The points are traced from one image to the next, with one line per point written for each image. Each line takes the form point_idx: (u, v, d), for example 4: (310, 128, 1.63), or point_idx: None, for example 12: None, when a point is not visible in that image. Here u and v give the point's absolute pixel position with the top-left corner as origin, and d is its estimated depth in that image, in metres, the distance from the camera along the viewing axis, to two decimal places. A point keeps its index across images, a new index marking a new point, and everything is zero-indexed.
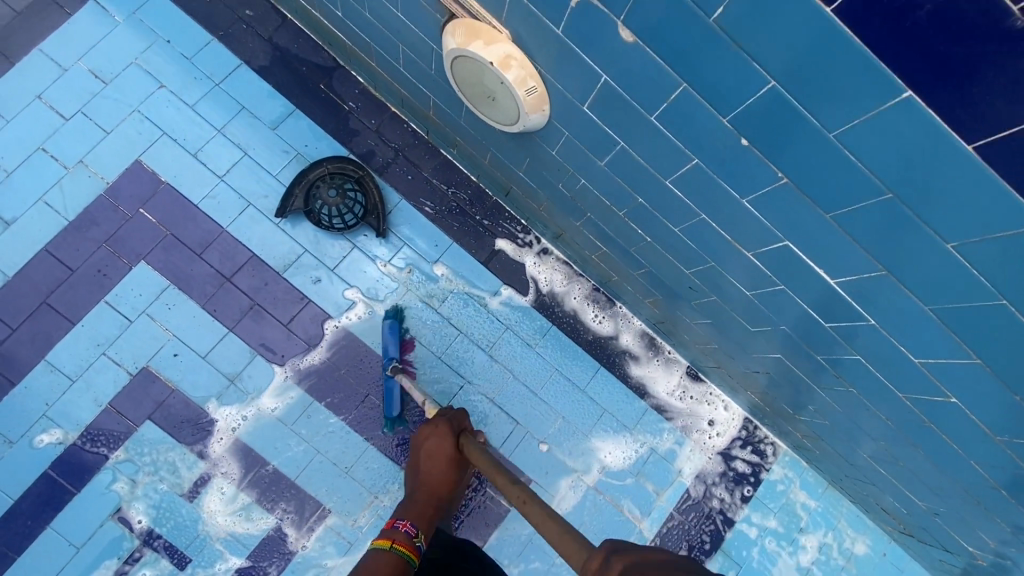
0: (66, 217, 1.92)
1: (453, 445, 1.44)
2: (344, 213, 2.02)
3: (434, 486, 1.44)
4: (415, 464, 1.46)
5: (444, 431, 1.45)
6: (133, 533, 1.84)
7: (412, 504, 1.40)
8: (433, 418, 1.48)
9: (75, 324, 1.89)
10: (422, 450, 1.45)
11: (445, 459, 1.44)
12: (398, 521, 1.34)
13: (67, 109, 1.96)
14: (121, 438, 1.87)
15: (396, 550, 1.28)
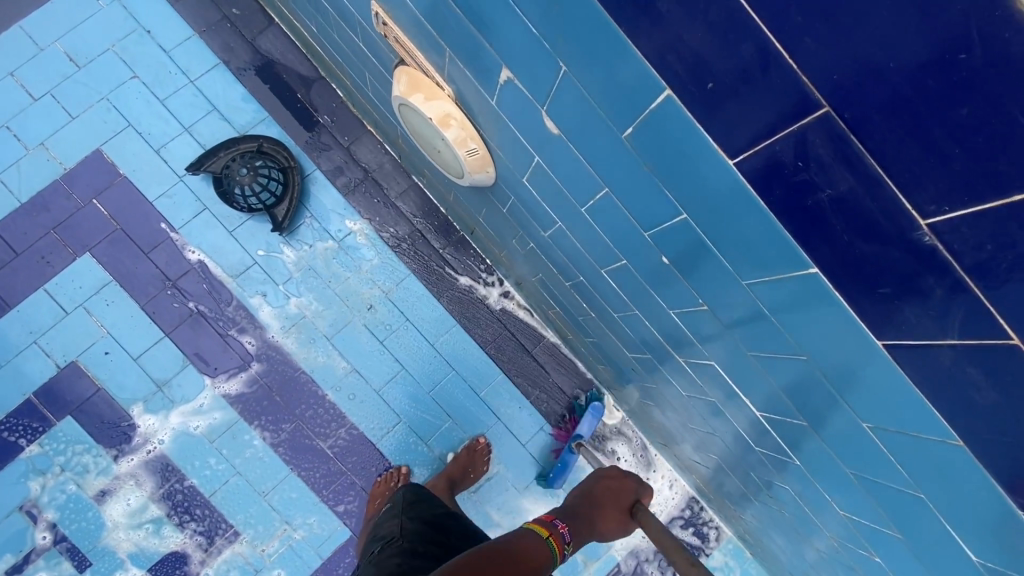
0: (18, 198, 1.88)
1: (632, 498, 1.33)
2: (241, 191, 1.91)
3: (596, 517, 1.29)
4: (580, 496, 1.35)
5: (632, 486, 1.35)
6: (37, 528, 1.80)
7: (568, 517, 1.26)
8: (620, 472, 1.38)
9: (10, 309, 1.85)
10: (599, 488, 1.35)
11: (619, 508, 1.31)
12: (558, 521, 1.21)
13: (36, 89, 1.92)
14: (39, 430, 1.83)
15: (546, 540, 1.14)
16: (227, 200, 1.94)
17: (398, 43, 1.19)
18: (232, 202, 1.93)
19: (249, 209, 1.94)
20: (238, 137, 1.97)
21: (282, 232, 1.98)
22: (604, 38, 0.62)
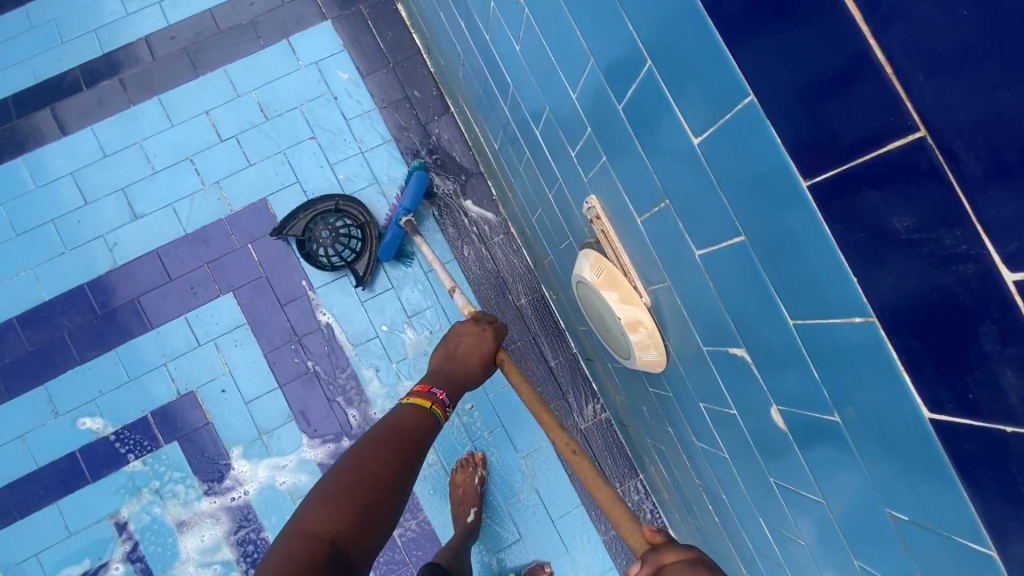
0: (184, 228, 2.01)
1: (491, 350, 1.32)
2: (325, 249, 1.97)
3: (466, 374, 1.29)
4: (442, 355, 1.32)
5: (489, 334, 1.33)
6: (122, 539, 1.91)
7: (441, 375, 1.27)
8: (483, 321, 1.35)
9: (152, 329, 1.98)
10: (460, 340, 1.33)
11: (480, 359, 1.31)
12: (436, 389, 1.23)
13: (225, 131, 2.06)
14: (147, 447, 1.95)
15: (430, 413, 1.18)
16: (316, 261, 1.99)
17: (605, 236, 1.18)
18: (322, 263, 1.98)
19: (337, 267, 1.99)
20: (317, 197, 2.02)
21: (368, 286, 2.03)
22: (929, 472, 0.60)
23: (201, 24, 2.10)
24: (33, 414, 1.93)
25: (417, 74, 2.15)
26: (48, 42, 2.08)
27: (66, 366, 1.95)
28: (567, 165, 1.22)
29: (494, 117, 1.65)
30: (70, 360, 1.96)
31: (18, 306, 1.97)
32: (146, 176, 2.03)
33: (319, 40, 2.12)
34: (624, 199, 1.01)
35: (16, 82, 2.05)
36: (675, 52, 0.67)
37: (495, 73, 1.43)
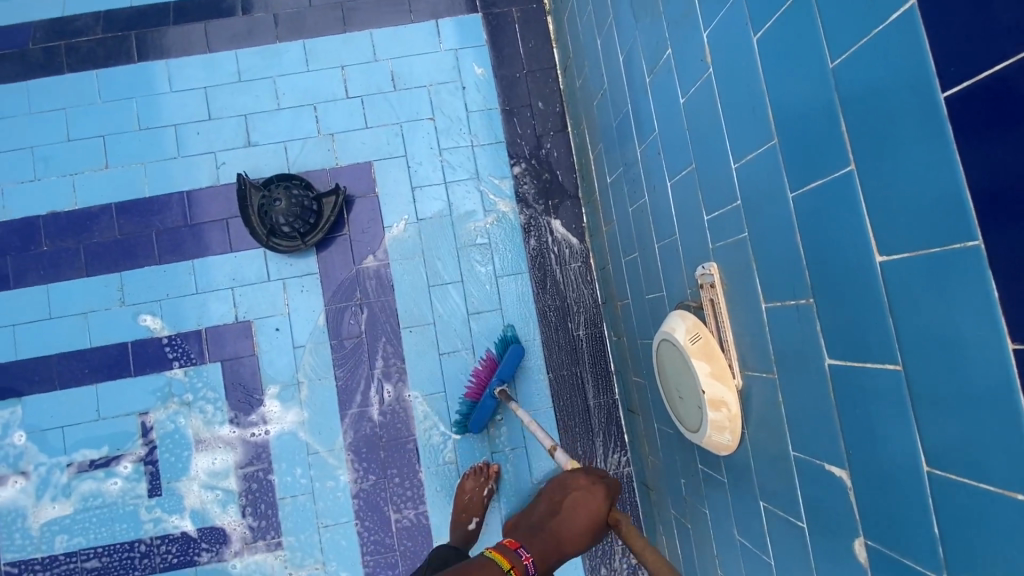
0: (288, 166, 2.09)
1: (604, 510, 1.20)
2: (279, 219, 1.92)
3: (559, 525, 1.18)
4: (547, 509, 1.21)
5: (599, 498, 1.22)
6: (143, 438, 1.98)
7: (545, 537, 1.16)
8: (590, 479, 1.24)
9: (230, 252, 2.05)
10: (569, 496, 1.22)
11: (589, 520, 1.20)
12: (521, 549, 1.10)
13: (353, 89, 2.13)
14: (192, 360, 2.01)
15: (506, 575, 1.04)
16: (282, 235, 1.98)
17: (711, 305, 1.15)
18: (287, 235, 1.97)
19: (294, 239, 1.99)
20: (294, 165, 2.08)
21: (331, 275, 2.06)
22: None
23: None
24: (101, 297, 2.01)
25: (545, 88, 2.19)
26: None
27: (144, 261, 2.04)
28: (693, 225, 1.21)
29: (619, 154, 1.66)
30: (150, 257, 2.04)
31: (120, 193, 2.06)
32: (270, 108, 2.11)
33: (465, 30, 2.19)
34: (753, 281, 0.99)
35: None
36: (896, 167, 0.66)
37: (640, 115, 1.44)
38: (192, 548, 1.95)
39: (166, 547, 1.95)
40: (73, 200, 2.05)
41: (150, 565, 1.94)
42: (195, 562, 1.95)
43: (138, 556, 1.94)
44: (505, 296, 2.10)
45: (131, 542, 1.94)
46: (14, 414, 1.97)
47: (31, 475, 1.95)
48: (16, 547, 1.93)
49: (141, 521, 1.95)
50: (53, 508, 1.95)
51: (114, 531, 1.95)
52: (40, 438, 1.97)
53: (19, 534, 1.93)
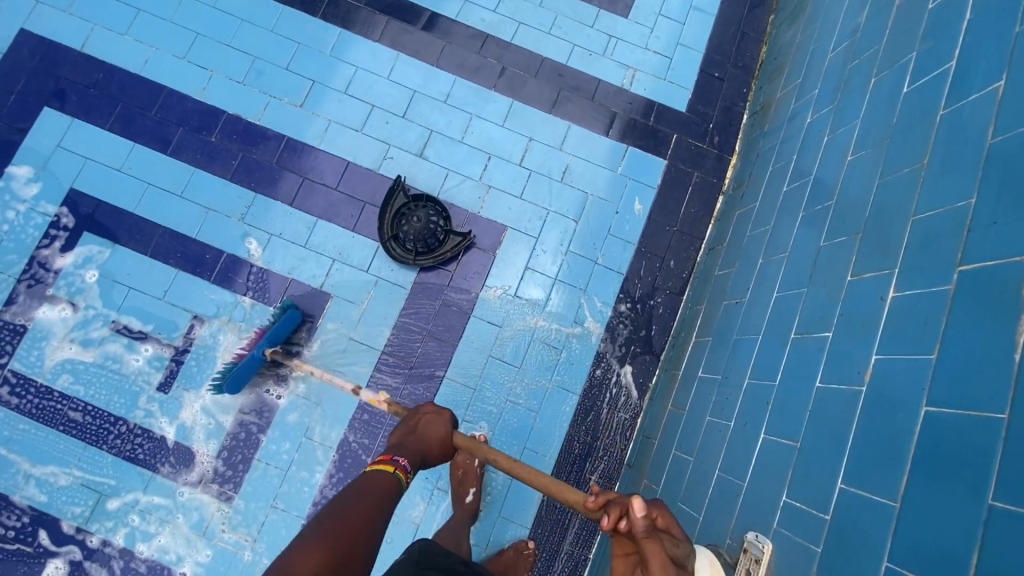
0: (439, 191, 2.24)
1: (446, 431, 1.33)
2: (408, 235, 2.12)
3: (404, 441, 1.27)
4: (402, 433, 1.32)
5: (445, 418, 1.34)
6: (183, 337, 2.08)
7: (405, 447, 1.26)
8: (419, 410, 1.35)
9: (350, 231, 2.19)
10: (418, 418, 1.33)
11: (438, 434, 1.32)
12: (397, 456, 1.20)
13: (528, 161, 2.30)
14: (263, 298, 2.12)
15: (393, 476, 1.14)
16: (404, 249, 2.15)
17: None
18: (409, 252, 2.14)
19: (412, 255, 2.14)
20: (441, 191, 2.23)
21: (417, 300, 2.17)
22: None
23: (584, 85, 2.41)
24: (229, 203, 2.17)
25: (685, 251, 2.29)
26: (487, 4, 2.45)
27: (279, 196, 2.19)
28: (767, 491, 1.25)
29: (723, 363, 1.72)
30: (286, 196, 2.19)
31: (296, 131, 2.24)
32: (454, 137, 2.28)
33: (644, 168, 2.35)
34: None
35: (444, 7, 2.42)
36: None
37: (764, 354, 1.51)
38: (159, 454, 2.01)
39: (141, 440, 2.01)
40: (257, 115, 2.24)
41: (118, 447, 2.00)
42: (153, 468, 2.00)
43: (115, 432, 2.01)
44: (546, 404, 2.14)
45: (118, 417, 2.02)
46: (99, 255, 2.10)
47: (78, 310, 2.06)
48: (26, 363, 2.02)
49: (137, 405, 2.03)
50: (77, 348, 2.05)
51: (111, 398, 2.03)
52: (105, 286, 2.08)
53: (35, 353, 2.03)
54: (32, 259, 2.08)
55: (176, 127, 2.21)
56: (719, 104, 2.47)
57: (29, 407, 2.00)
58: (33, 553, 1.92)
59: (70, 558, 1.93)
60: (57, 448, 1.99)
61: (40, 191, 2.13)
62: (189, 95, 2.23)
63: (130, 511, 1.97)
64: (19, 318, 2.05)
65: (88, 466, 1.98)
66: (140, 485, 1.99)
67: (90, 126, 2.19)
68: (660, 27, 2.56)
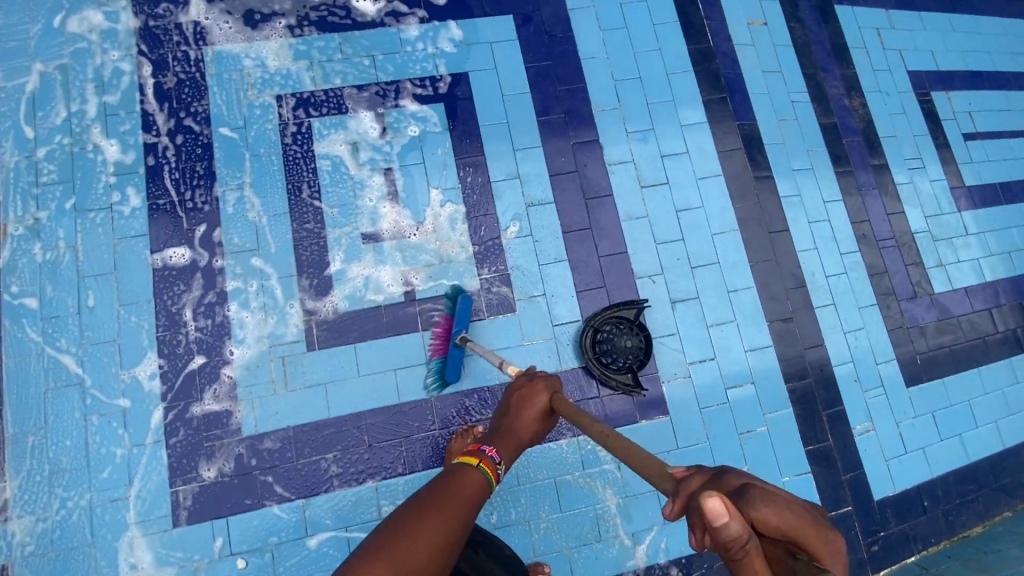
0: (658, 337, 2.29)
1: (546, 401, 1.40)
2: (607, 339, 2.21)
3: (513, 427, 1.36)
4: (504, 414, 1.39)
5: (542, 386, 1.42)
6: (411, 225, 2.28)
7: (500, 440, 1.29)
8: (525, 379, 1.45)
9: (576, 291, 2.31)
10: (515, 392, 1.42)
11: (540, 410, 1.40)
12: (485, 448, 1.22)
13: (732, 393, 2.29)
14: (480, 262, 2.28)
15: (480, 472, 1.14)
16: (592, 340, 2.21)
17: None
18: (593, 346, 2.21)
19: (592, 351, 2.20)
20: (658, 338, 2.29)
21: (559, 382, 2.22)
22: None
23: (826, 394, 2.38)
24: (534, 189, 2.38)
25: None
26: (827, 268, 2.52)
27: (563, 219, 2.37)
28: None
29: None
30: (569, 225, 2.36)
31: (621, 197, 2.41)
32: (707, 319, 2.33)
33: (802, 498, 2.25)
34: None
35: (799, 236, 2.51)
36: None
37: None
38: (312, 269, 2.18)
39: (315, 248, 2.20)
40: (612, 162, 2.44)
41: (299, 235, 2.20)
42: (299, 272, 2.17)
43: (309, 225, 2.22)
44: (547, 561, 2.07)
45: (321, 221, 2.23)
46: (432, 124, 2.37)
47: (382, 137, 2.33)
48: (320, 129, 2.30)
49: (339, 226, 2.23)
50: (353, 156, 2.30)
51: (332, 204, 2.24)
52: (412, 145, 2.34)
53: (332, 129, 2.31)
54: (398, 82, 2.38)
55: (562, 112, 2.46)
56: (901, 525, 2.34)
57: (290, 152, 2.26)
58: (185, 229, 2.15)
59: (196, 259, 2.13)
60: (272, 193, 2.22)
61: (449, 52, 2.44)
62: (592, 104, 2.48)
63: (256, 278, 2.15)
64: (350, 101, 2.34)
65: (272, 223, 2.20)
66: (280, 271, 2.16)
67: (521, 53, 2.48)
68: (921, 421, 2.49)
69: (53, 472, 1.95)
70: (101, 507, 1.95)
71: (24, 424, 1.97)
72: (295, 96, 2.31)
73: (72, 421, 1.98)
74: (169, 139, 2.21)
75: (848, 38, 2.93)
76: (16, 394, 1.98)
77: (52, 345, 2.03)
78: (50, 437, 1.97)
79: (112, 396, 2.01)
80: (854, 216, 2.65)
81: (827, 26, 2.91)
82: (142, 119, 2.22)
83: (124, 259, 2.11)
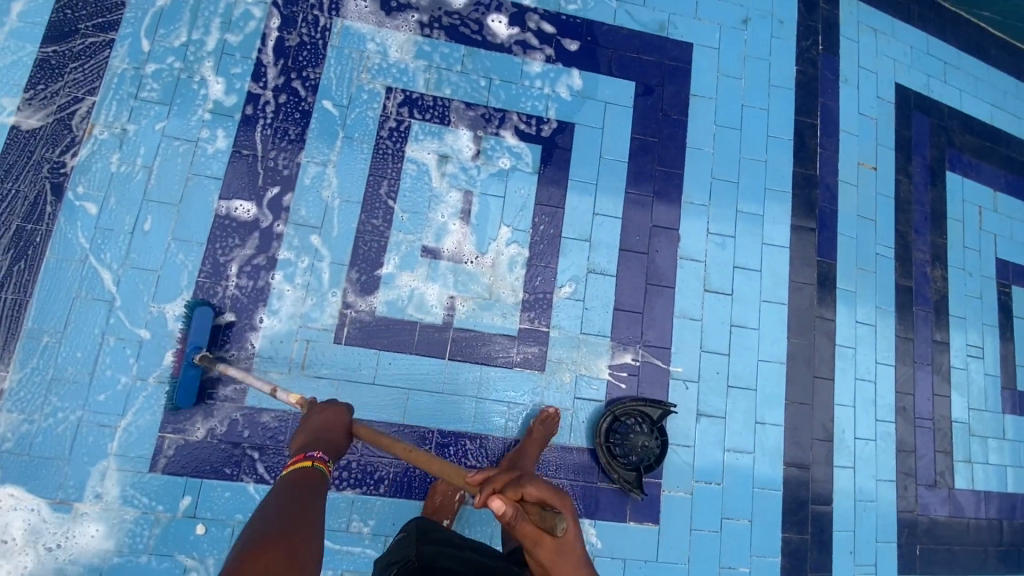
0: (673, 444, 2.24)
1: (342, 422, 1.40)
2: (623, 430, 2.14)
3: (322, 436, 1.33)
4: (310, 429, 1.36)
5: (341, 412, 1.42)
6: (472, 253, 2.25)
7: (323, 444, 1.31)
8: (324, 407, 1.44)
9: (608, 370, 2.26)
10: (317, 415, 1.41)
11: (336, 423, 1.38)
12: (312, 452, 1.25)
13: (726, 524, 2.23)
14: (525, 310, 2.25)
15: (315, 469, 1.21)
16: (608, 426, 2.17)
17: None
18: (607, 432, 2.16)
19: (605, 436, 2.15)
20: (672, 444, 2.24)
21: (562, 455, 2.17)
22: None
23: (816, 556, 2.31)
24: (600, 257, 2.34)
25: None
26: (858, 429, 2.45)
27: (619, 296, 2.32)
28: None
29: None
30: (622, 304, 2.32)
31: (682, 293, 2.36)
32: (726, 442, 2.28)
33: None
34: None
35: (842, 388, 2.44)
36: None
37: None
38: (364, 265, 2.16)
39: (373, 246, 2.18)
40: (685, 255, 2.39)
41: (363, 228, 2.19)
42: (350, 263, 2.15)
43: (375, 221, 2.20)
44: None
45: (388, 221, 2.21)
46: (523, 163, 2.35)
47: (472, 159, 2.32)
48: (417, 132, 2.29)
49: (404, 232, 2.22)
50: (440, 168, 2.28)
51: (404, 209, 2.23)
52: (498, 176, 2.32)
53: (428, 136, 2.30)
54: (506, 112, 2.37)
55: (652, 191, 2.42)
56: None
57: (381, 146, 2.25)
58: (258, 186, 2.14)
59: (259, 218, 2.12)
60: (351, 178, 2.21)
61: (564, 99, 2.42)
62: (683, 193, 2.44)
63: (309, 255, 2.13)
64: (454, 115, 2.32)
65: (341, 207, 2.19)
66: (333, 256, 2.15)
67: (632, 122, 2.46)
68: None
69: (55, 378, 1.93)
70: (91, 427, 1.92)
71: (44, 323, 1.96)
72: (404, 93, 2.31)
73: (92, 334, 1.97)
74: (272, 95, 2.21)
75: (950, 208, 2.87)
76: (46, 292, 1.97)
77: (95, 256, 2.02)
78: (63, 343, 1.96)
79: (136, 324, 2.00)
80: (901, 386, 2.57)
81: (933, 189, 2.85)
82: (254, 67, 2.22)
83: (191, 195, 2.10)
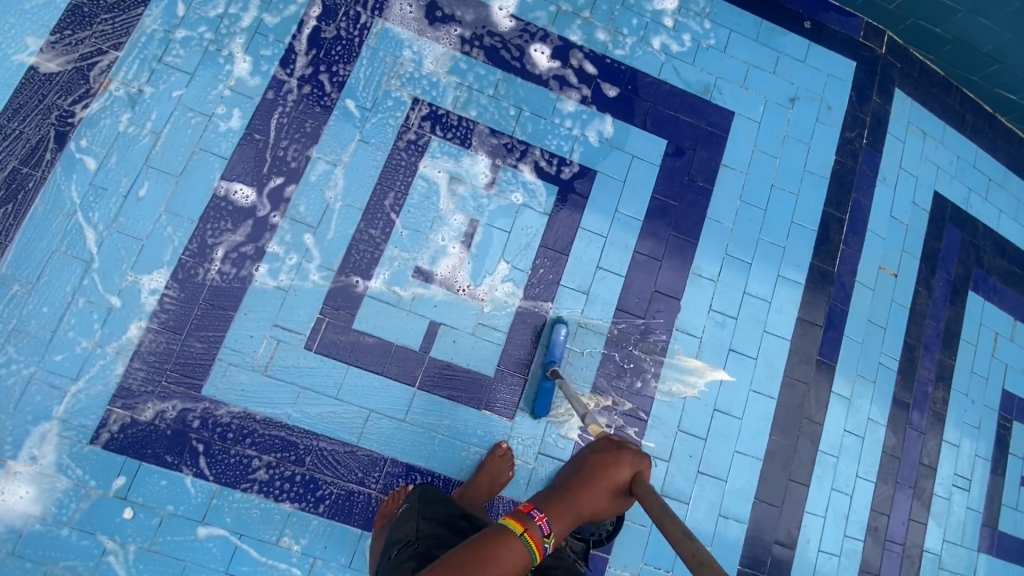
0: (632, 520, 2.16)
1: (622, 472, 1.09)
2: None
3: (564, 492, 1.10)
4: (570, 472, 1.13)
5: (628, 458, 1.10)
6: (464, 283, 2.18)
7: (561, 503, 1.10)
8: (613, 441, 1.13)
9: (579, 431, 2.18)
10: (587, 459, 1.12)
11: (610, 489, 1.09)
12: (534, 512, 1.08)
13: None
14: (507, 353, 2.18)
15: (522, 542, 1.05)
16: None
17: None
18: None
19: None
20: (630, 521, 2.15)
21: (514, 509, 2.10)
22: None
23: None
24: (595, 312, 2.26)
25: None
26: (823, 541, 2.34)
27: (606, 357, 2.24)
28: None
29: None
30: (607, 366, 2.24)
31: (670, 366, 2.27)
32: None
33: None
34: None
35: (815, 496, 2.34)
36: None
37: None
38: (353, 274, 2.10)
39: (366, 257, 2.12)
40: (682, 328, 2.30)
41: (360, 237, 2.12)
42: (340, 270, 2.09)
43: (373, 232, 2.14)
44: None
45: (386, 234, 2.15)
46: (536, 201, 2.28)
47: (485, 187, 2.24)
48: (435, 149, 2.23)
49: (400, 248, 2.15)
50: (450, 190, 2.22)
51: (406, 225, 2.17)
52: (508, 209, 2.25)
53: (446, 156, 2.23)
54: (529, 146, 2.30)
55: (661, 255, 2.34)
56: None
57: (396, 156, 2.19)
58: (262, 174, 2.09)
59: (256, 206, 2.07)
60: (359, 184, 2.15)
61: (591, 144, 2.35)
62: (693, 264, 2.35)
63: (299, 254, 2.07)
64: (476, 139, 2.26)
65: (342, 211, 2.12)
66: (323, 260, 2.09)
67: (655, 181, 2.38)
68: None
69: (17, 329, 1.88)
70: (39, 386, 1.87)
71: (18, 272, 1.91)
72: (431, 108, 2.25)
73: (62, 292, 1.92)
74: (297, 84, 2.16)
75: (964, 329, 2.75)
76: (27, 240, 1.93)
77: (84, 213, 1.97)
78: (32, 296, 1.91)
79: (109, 290, 1.95)
80: (877, 504, 2.46)
81: (951, 307, 2.74)
82: (284, 52, 2.16)
83: (193, 170, 2.05)
